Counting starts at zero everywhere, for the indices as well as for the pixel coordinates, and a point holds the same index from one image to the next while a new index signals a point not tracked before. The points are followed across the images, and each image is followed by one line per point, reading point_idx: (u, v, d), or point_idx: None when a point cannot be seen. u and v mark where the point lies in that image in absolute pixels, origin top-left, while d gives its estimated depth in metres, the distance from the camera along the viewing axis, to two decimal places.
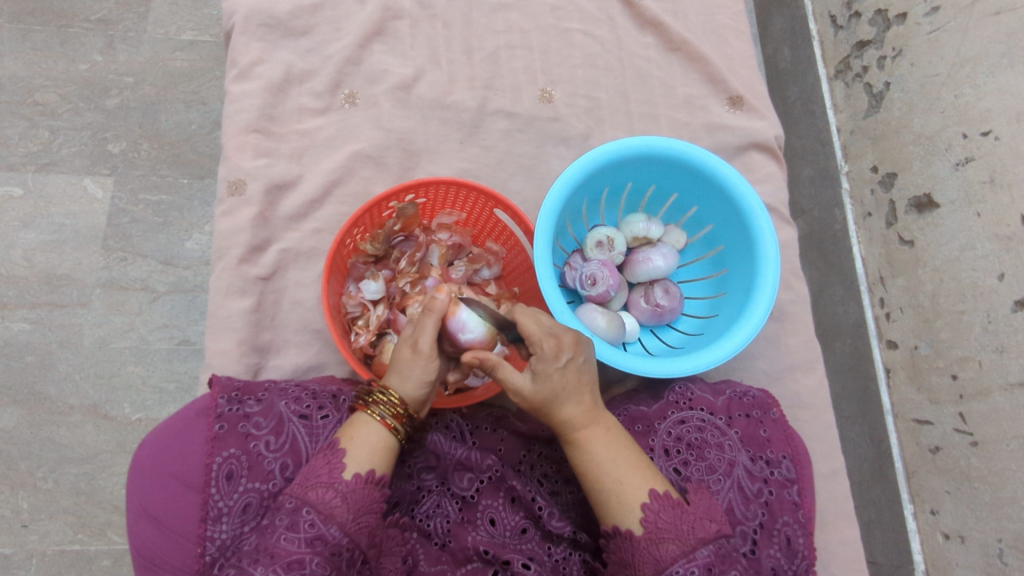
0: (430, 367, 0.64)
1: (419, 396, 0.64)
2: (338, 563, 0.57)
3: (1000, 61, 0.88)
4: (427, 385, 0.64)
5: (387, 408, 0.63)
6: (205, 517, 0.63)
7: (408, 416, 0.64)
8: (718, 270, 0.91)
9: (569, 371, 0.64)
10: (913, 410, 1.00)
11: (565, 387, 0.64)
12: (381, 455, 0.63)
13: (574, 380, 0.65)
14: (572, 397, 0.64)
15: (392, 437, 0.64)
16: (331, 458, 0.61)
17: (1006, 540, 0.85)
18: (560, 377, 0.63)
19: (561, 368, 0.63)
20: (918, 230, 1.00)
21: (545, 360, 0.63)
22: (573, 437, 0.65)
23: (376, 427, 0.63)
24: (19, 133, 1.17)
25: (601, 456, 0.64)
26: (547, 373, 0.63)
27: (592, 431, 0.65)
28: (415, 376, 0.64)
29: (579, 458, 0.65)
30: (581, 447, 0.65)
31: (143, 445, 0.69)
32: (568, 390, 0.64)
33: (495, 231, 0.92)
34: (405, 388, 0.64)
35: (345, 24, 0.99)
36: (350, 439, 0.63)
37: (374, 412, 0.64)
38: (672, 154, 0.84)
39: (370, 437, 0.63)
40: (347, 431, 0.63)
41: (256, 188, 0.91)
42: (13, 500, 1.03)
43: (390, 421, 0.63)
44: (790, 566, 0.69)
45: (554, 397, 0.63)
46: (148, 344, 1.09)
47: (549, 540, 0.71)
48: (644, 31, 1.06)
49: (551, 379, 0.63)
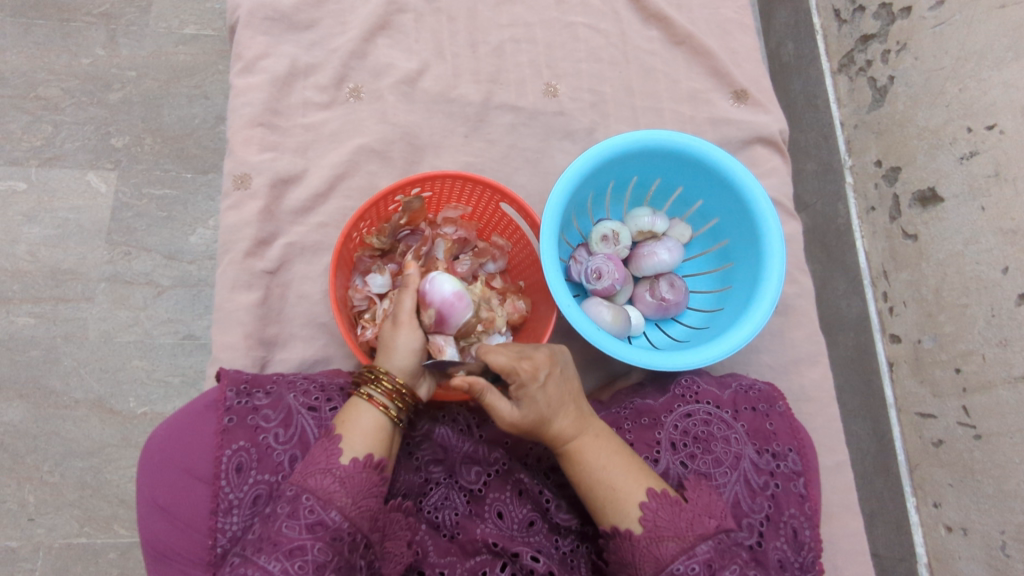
0: (413, 337, 0.68)
1: (410, 368, 0.67)
2: (340, 548, 0.57)
3: (1005, 55, 0.88)
4: (415, 353, 0.68)
5: (381, 387, 0.65)
6: (216, 509, 0.63)
7: (399, 393, 0.65)
8: (722, 264, 0.91)
9: (553, 387, 0.65)
10: (917, 403, 1.00)
11: (550, 404, 0.64)
12: (376, 437, 0.63)
13: (558, 394, 0.65)
14: (558, 412, 0.65)
15: (386, 418, 0.65)
16: (329, 445, 0.61)
17: (1009, 533, 0.86)
18: (543, 397, 0.64)
19: (543, 387, 0.64)
20: (921, 224, 1.00)
21: (526, 385, 0.63)
22: (565, 450, 0.66)
23: (366, 407, 0.64)
24: (22, 128, 1.16)
25: (591, 465, 0.65)
26: (530, 396, 0.63)
27: (582, 442, 0.66)
28: (404, 347, 0.67)
29: (573, 469, 0.66)
30: (573, 459, 0.65)
31: (154, 437, 0.69)
32: (553, 407, 0.64)
33: (501, 225, 0.92)
34: (394, 359, 0.67)
35: (349, 18, 0.99)
36: (343, 425, 0.63)
37: (364, 393, 0.65)
38: (677, 147, 0.84)
39: (362, 420, 0.64)
40: (340, 417, 0.64)
41: (262, 182, 0.91)
42: (20, 494, 1.04)
43: (381, 399, 0.65)
44: (796, 558, 0.70)
45: (541, 417, 0.64)
46: (153, 338, 1.10)
47: (557, 533, 0.72)
48: (648, 26, 1.05)
49: (536, 402, 0.64)
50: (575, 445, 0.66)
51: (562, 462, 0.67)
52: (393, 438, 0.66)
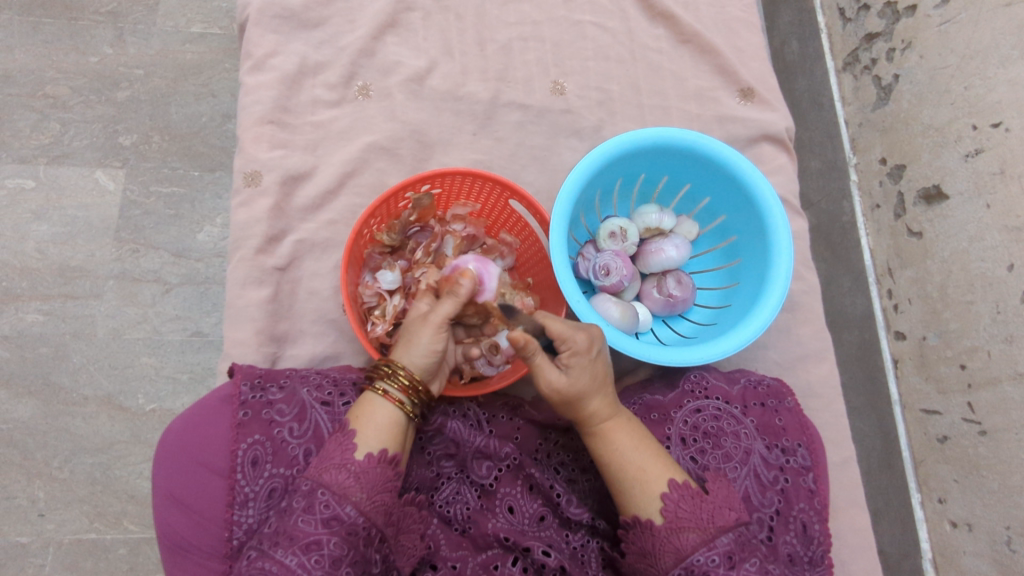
0: (438, 339, 0.66)
1: (425, 366, 0.66)
2: (355, 542, 0.58)
3: (1011, 53, 0.88)
4: (434, 355, 0.66)
5: (397, 381, 0.65)
6: (232, 502, 0.64)
7: (414, 389, 0.66)
8: (730, 260, 0.92)
9: (598, 365, 0.67)
10: (922, 399, 1.01)
11: (594, 380, 0.66)
12: (390, 432, 0.64)
13: (601, 373, 0.67)
14: (599, 390, 0.66)
15: (399, 412, 0.65)
16: (343, 440, 0.62)
17: (1014, 528, 0.86)
18: (591, 370, 0.66)
19: (593, 362, 0.66)
20: (926, 221, 1.00)
21: (579, 354, 0.65)
22: (596, 429, 0.67)
23: (381, 403, 0.65)
24: (30, 126, 1.17)
25: (623, 445, 0.66)
26: (580, 367, 0.65)
27: (615, 423, 0.67)
28: (425, 347, 0.66)
29: (601, 449, 0.67)
30: (604, 437, 0.66)
31: (168, 431, 0.69)
32: (597, 383, 0.66)
33: (509, 222, 0.92)
34: (411, 355, 0.66)
35: (358, 16, 0.99)
36: (359, 420, 0.64)
37: (380, 387, 0.65)
38: (685, 145, 0.85)
39: (376, 416, 0.64)
40: (356, 411, 0.65)
41: (272, 180, 0.91)
42: (29, 489, 1.04)
43: (396, 395, 0.65)
44: (805, 551, 0.71)
45: (585, 391, 0.65)
46: (161, 335, 1.10)
47: (568, 527, 0.73)
48: (655, 24, 1.06)
49: (583, 374, 0.65)
50: (609, 425, 0.67)
51: (590, 442, 0.68)
52: (406, 434, 0.66)
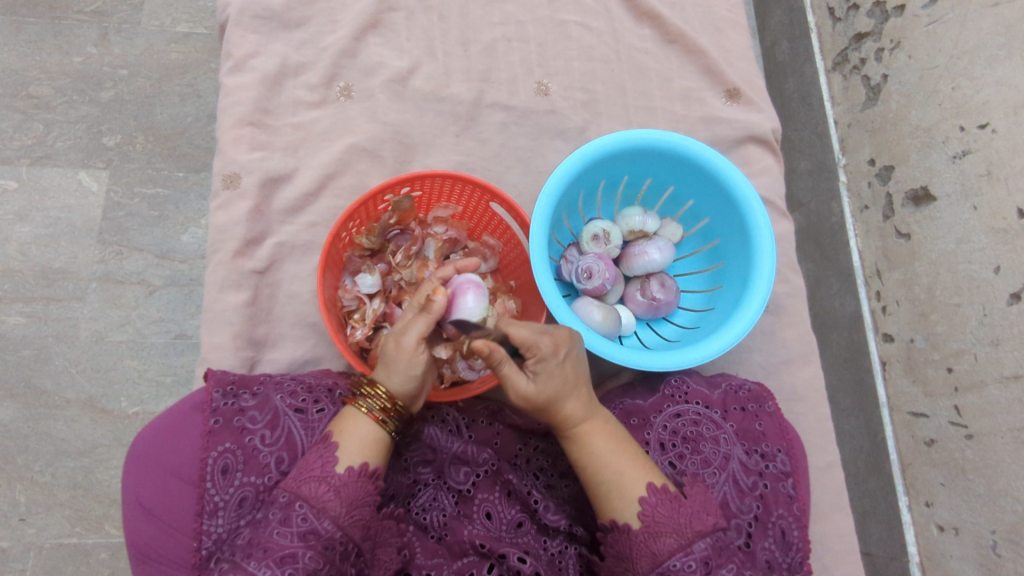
0: (415, 363, 0.64)
1: (406, 390, 0.64)
2: (332, 557, 0.57)
3: (997, 54, 0.88)
4: (414, 379, 0.64)
5: (377, 401, 0.63)
6: (201, 511, 0.64)
7: (396, 410, 0.64)
8: (713, 263, 0.91)
9: (569, 366, 0.64)
10: (909, 402, 1.00)
11: (565, 382, 0.64)
12: (373, 447, 0.63)
13: (573, 374, 0.65)
14: (572, 392, 0.64)
15: (383, 430, 0.64)
16: (324, 452, 0.61)
17: (999, 532, 0.86)
18: (561, 373, 0.63)
19: (561, 364, 0.63)
20: (914, 223, 1.00)
21: (545, 360, 0.62)
22: (573, 432, 0.66)
23: (364, 419, 0.63)
24: (14, 126, 1.16)
25: (601, 449, 0.65)
26: (549, 372, 0.62)
27: (591, 424, 0.65)
28: (401, 370, 0.64)
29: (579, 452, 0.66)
30: (582, 440, 0.65)
31: (139, 439, 0.69)
32: (569, 385, 0.64)
33: (492, 224, 0.91)
34: (391, 380, 0.64)
35: (340, 16, 0.98)
36: (341, 433, 0.63)
37: (361, 404, 0.64)
38: (669, 148, 0.84)
39: (359, 430, 0.63)
40: (338, 425, 0.63)
41: (251, 182, 0.91)
42: (9, 494, 1.03)
43: (378, 413, 0.64)
44: (784, 558, 0.70)
45: (556, 394, 0.63)
46: (144, 338, 1.09)
47: (545, 533, 0.72)
48: (641, 24, 1.05)
49: (552, 378, 0.63)
50: (584, 428, 0.65)
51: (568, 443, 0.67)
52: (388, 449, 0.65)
